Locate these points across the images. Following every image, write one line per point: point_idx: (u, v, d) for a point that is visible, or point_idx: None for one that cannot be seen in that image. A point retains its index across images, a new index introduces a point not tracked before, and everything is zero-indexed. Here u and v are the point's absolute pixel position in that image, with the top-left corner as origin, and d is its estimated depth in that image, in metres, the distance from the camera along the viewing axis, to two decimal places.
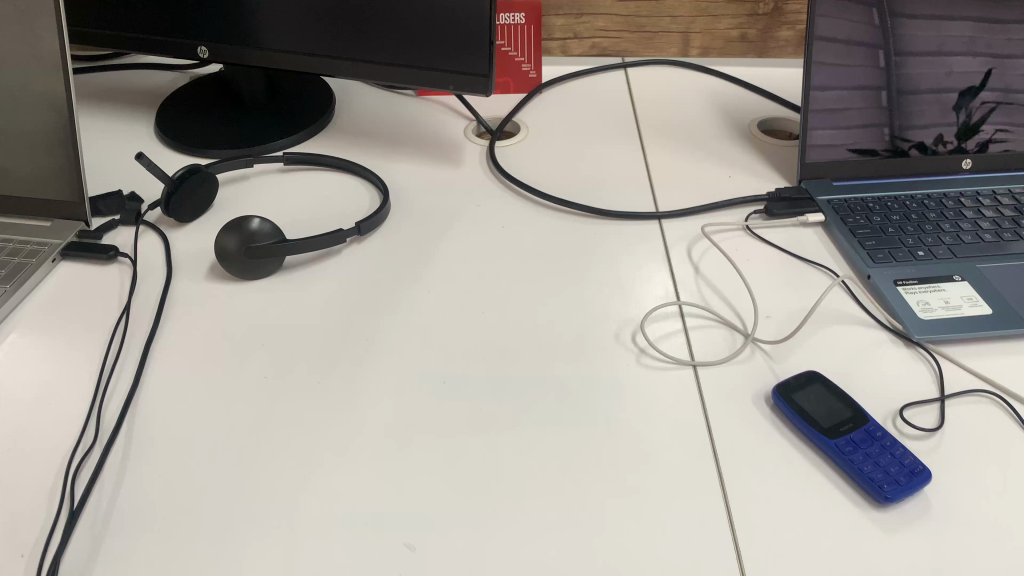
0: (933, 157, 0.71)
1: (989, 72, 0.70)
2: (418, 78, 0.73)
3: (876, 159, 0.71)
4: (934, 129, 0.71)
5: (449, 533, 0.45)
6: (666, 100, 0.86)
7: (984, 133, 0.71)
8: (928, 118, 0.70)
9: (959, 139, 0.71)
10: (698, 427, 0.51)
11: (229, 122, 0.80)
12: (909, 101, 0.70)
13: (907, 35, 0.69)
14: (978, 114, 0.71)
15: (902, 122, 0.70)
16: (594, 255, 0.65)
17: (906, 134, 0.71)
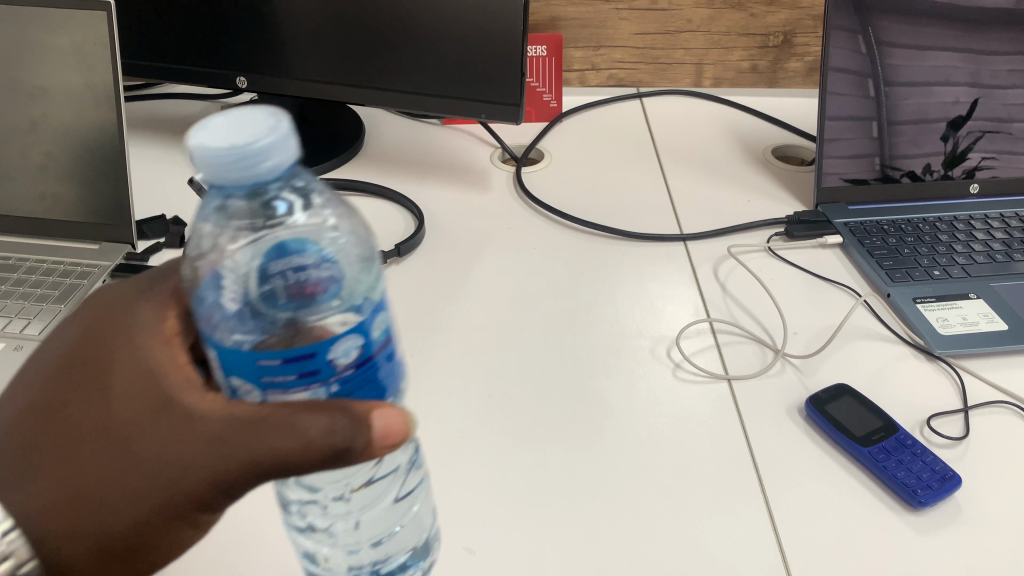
0: (944, 183, 0.74)
1: (977, 102, 0.73)
2: (451, 107, 0.76)
3: (892, 185, 0.74)
4: (923, 158, 0.74)
5: (507, 540, 0.47)
6: (682, 128, 0.89)
7: (971, 161, 0.75)
8: (917, 147, 0.74)
9: (946, 167, 0.74)
10: (736, 437, 0.54)
11: None
12: (899, 131, 0.74)
13: (896, 65, 0.73)
14: (965, 143, 0.74)
15: (892, 151, 0.74)
16: (624, 274, 0.68)
17: (896, 163, 0.74)
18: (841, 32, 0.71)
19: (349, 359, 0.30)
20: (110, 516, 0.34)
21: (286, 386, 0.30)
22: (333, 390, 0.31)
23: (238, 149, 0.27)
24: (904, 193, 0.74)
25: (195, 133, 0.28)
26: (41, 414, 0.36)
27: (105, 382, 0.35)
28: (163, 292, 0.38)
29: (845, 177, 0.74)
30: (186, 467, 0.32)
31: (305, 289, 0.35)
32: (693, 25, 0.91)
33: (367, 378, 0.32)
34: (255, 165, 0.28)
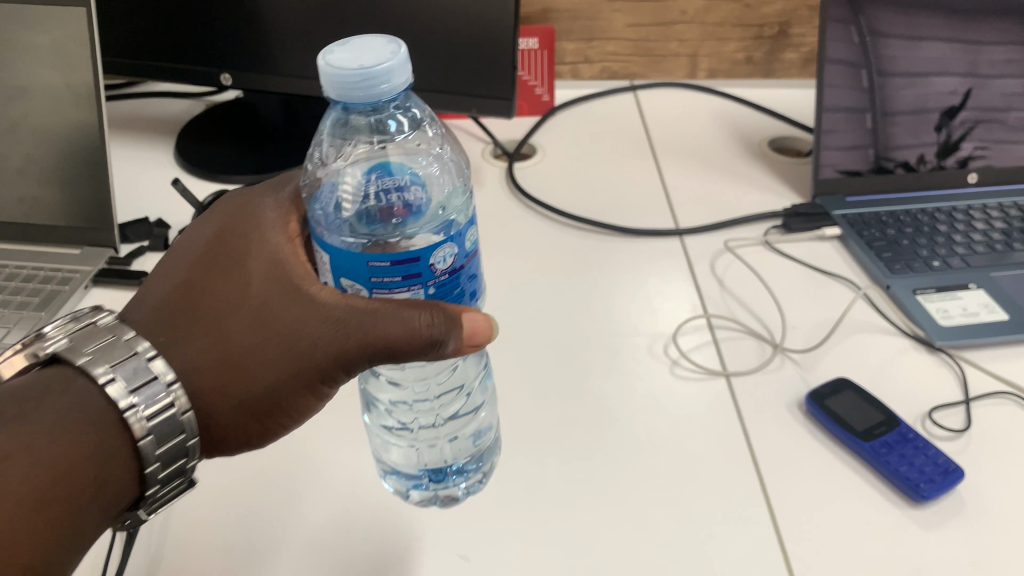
0: (941, 173, 0.73)
1: (969, 92, 0.72)
2: (440, 102, 0.74)
3: (887, 176, 0.73)
4: (918, 148, 0.73)
5: (501, 545, 0.46)
6: (676, 121, 0.88)
7: (964, 151, 0.73)
8: (911, 138, 0.73)
9: (939, 158, 0.73)
10: (735, 435, 0.53)
11: (249, 148, 0.81)
12: (893, 122, 0.72)
13: (889, 56, 0.72)
14: (959, 133, 0.73)
15: (885, 142, 0.73)
16: (619, 270, 0.66)
17: (890, 153, 0.73)
18: (836, 24, 0.71)
19: (447, 264, 0.37)
20: (250, 383, 0.40)
21: (393, 288, 0.37)
22: (430, 290, 0.38)
23: (360, 71, 0.34)
24: (899, 183, 0.73)
25: (324, 61, 0.35)
26: (181, 299, 0.41)
27: (239, 262, 0.42)
28: (279, 199, 0.46)
29: (838, 168, 0.73)
30: (318, 343, 0.39)
31: (390, 210, 0.42)
32: (687, 16, 0.89)
33: (455, 285, 0.39)
34: (373, 87, 0.34)
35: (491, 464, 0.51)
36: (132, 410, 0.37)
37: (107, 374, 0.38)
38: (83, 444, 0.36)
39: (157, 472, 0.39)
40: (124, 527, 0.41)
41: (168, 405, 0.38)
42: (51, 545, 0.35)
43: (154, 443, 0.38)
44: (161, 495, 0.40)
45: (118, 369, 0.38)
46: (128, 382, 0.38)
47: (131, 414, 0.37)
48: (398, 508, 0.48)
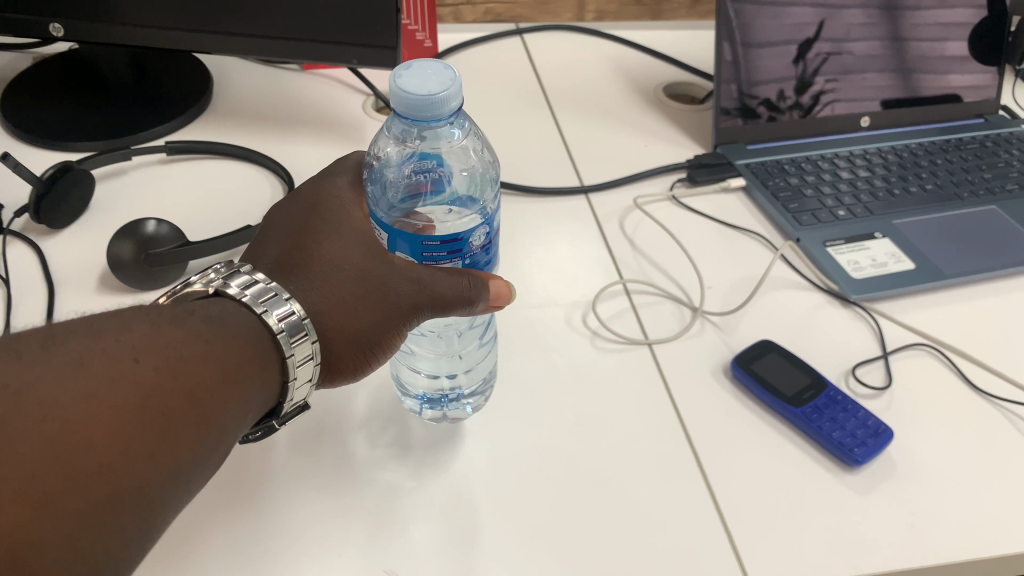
0: (815, 119, 0.73)
1: (822, 22, 0.71)
2: (316, 54, 0.66)
3: (761, 122, 0.71)
4: (777, 84, 0.71)
5: (429, 557, 0.41)
6: (568, 67, 0.83)
7: (816, 86, 0.72)
8: (771, 73, 0.71)
9: (797, 94, 0.72)
10: (665, 408, 0.50)
11: (92, 109, 0.70)
12: (754, 54, 0.70)
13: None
14: (812, 67, 0.72)
15: (748, 77, 0.70)
16: (528, 234, 0.62)
17: (752, 90, 0.71)
18: None
19: (481, 240, 0.40)
20: (355, 332, 0.39)
21: (438, 261, 0.39)
22: (466, 262, 0.40)
23: (425, 96, 0.34)
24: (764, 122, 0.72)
25: (399, 74, 0.36)
26: (284, 254, 0.40)
27: (336, 219, 0.41)
28: (343, 170, 0.45)
29: (724, 110, 0.71)
30: (417, 295, 0.39)
31: (426, 188, 0.46)
32: None
33: (486, 259, 0.42)
34: (436, 108, 0.35)
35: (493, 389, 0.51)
36: (281, 333, 0.36)
37: (264, 301, 0.36)
38: (252, 343, 0.35)
39: (293, 389, 0.38)
40: (248, 440, 0.40)
41: (304, 333, 0.37)
42: (234, 420, 0.33)
43: (297, 365, 0.37)
44: (290, 411, 0.39)
45: (270, 292, 0.37)
46: (278, 310, 0.36)
47: (283, 335, 0.36)
48: (310, 526, 0.42)
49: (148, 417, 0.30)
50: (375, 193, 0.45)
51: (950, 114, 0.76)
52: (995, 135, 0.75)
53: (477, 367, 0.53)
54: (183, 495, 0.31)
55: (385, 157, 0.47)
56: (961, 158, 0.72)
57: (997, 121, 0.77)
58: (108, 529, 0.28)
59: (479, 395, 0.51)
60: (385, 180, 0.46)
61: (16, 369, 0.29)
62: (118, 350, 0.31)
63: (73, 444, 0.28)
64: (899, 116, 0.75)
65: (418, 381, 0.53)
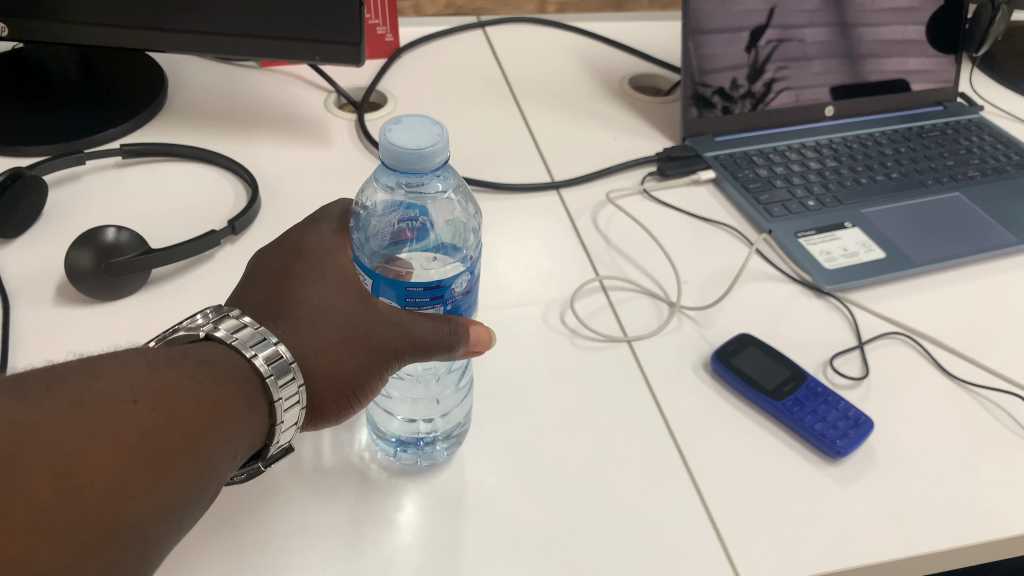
0: (768, 109, 0.72)
1: (773, 10, 0.70)
2: (278, 50, 0.64)
3: (714, 112, 0.71)
4: (730, 72, 0.70)
5: (418, 566, 0.40)
6: (532, 60, 0.82)
7: (768, 73, 0.72)
8: (724, 61, 0.70)
9: (749, 82, 0.71)
10: (648, 405, 0.50)
11: (40, 110, 0.67)
12: (705, 42, 0.69)
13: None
14: (764, 54, 0.71)
15: (701, 66, 0.69)
16: (501, 232, 0.61)
17: (705, 78, 0.70)
18: None
19: (464, 286, 0.37)
20: (336, 378, 0.38)
21: (421, 307, 0.36)
22: (447, 308, 0.37)
23: (408, 153, 0.34)
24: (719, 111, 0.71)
25: (388, 127, 0.35)
26: (268, 297, 0.39)
27: (322, 261, 0.40)
28: (329, 217, 0.44)
29: (691, 102, 0.70)
30: (397, 340, 0.38)
31: (410, 235, 0.43)
32: None
33: (467, 305, 0.39)
34: (421, 163, 0.34)
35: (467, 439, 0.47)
36: (270, 377, 0.35)
37: (253, 345, 0.35)
38: (243, 384, 0.34)
39: (281, 433, 0.36)
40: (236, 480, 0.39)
41: (292, 375, 0.36)
42: (227, 460, 0.33)
43: (285, 408, 0.36)
44: (276, 453, 0.38)
45: (259, 336, 0.36)
46: (267, 352, 0.35)
47: (271, 378, 0.35)
48: (291, 541, 0.41)
49: (147, 453, 0.29)
50: (358, 241, 0.42)
51: (910, 101, 0.77)
52: (954, 123, 0.77)
53: (455, 411, 0.48)
54: (178, 533, 0.30)
55: (373, 204, 0.44)
56: (923, 146, 0.73)
57: (955, 109, 0.79)
58: (105, 567, 0.27)
59: (456, 445, 0.47)
60: (370, 227, 0.43)
61: (16, 404, 0.28)
62: (116, 390, 0.30)
63: (71, 483, 0.27)
64: (861, 104, 0.76)
65: (391, 424, 0.48)
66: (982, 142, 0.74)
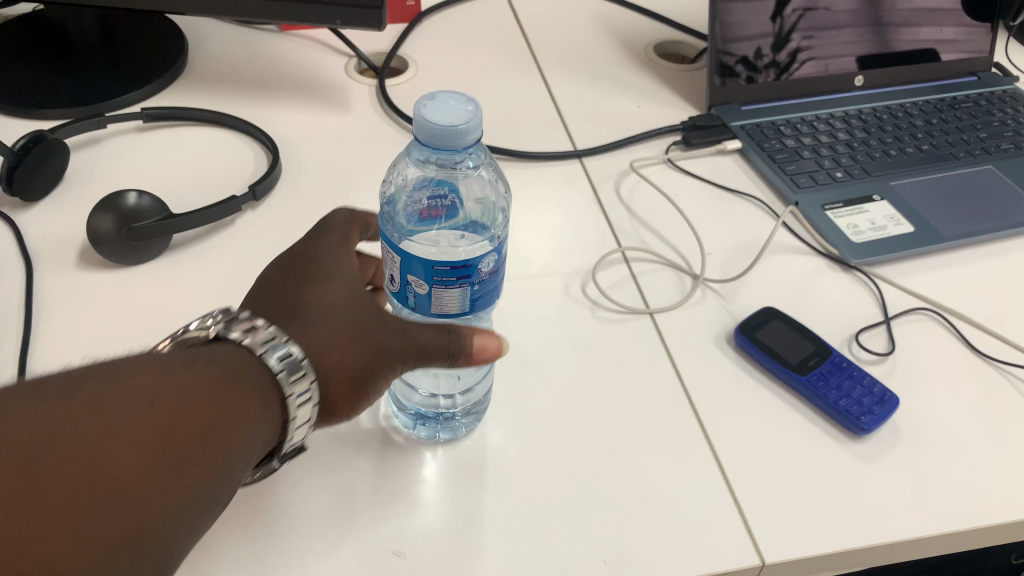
0: (792, 79, 0.70)
1: None
2: (298, 14, 0.64)
3: (739, 81, 0.69)
4: (754, 41, 0.68)
5: (439, 533, 0.41)
6: (556, 25, 0.81)
7: (794, 42, 0.70)
8: (748, 29, 0.68)
9: (774, 51, 0.69)
10: (669, 378, 0.49)
11: (60, 73, 0.66)
12: (729, 10, 0.67)
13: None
14: (790, 23, 0.69)
15: (725, 34, 0.67)
16: (523, 201, 0.60)
17: (728, 47, 0.68)
18: None
19: (492, 267, 0.36)
20: (344, 381, 0.37)
21: (447, 287, 0.35)
22: (474, 290, 0.36)
23: (433, 125, 0.32)
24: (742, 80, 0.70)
25: (424, 101, 0.33)
26: (277, 301, 0.38)
27: (329, 267, 0.40)
28: (334, 230, 0.43)
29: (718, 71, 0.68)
30: (402, 344, 0.37)
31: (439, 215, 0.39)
32: None
33: (495, 287, 0.38)
34: (452, 139, 0.32)
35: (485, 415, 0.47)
36: (279, 374, 0.34)
37: (265, 342, 0.34)
38: (255, 383, 0.34)
39: (294, 430, 0.36)
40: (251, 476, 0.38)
41: (303, 372, 0.35)
42: (241, 460, 0.32)
43: (298, 405, 0.35)
44: (289, 451, 0.37)
45: (270, 333, 0.35)
46: (278, 348, 0.34)
47: (282, 375, 0.34)
48: (313, 507, 0.41)
49: (166, 447, 0.30)
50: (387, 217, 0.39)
51: (943, 71, 0.75)
52: (988, 93, 0.75)
53: (475, 388, 0.48)
54: (195, 532, 0.31)
55: (403, 182, 0.41)
56: (956, 117, 0.71)
57: (990, 79, 0.77)
58: (123, 564, 0.28)
59: (476, 421, 0.46)
60: (399, 203, 0.40)
61: (36, 408, 0.29)
62: (130, 394, 0.30)
63: (88, 486, 0.28)
64: (893, 74, 0.74)
65: (412, 397, 0.48)
66: (1016, 115, 0.72)
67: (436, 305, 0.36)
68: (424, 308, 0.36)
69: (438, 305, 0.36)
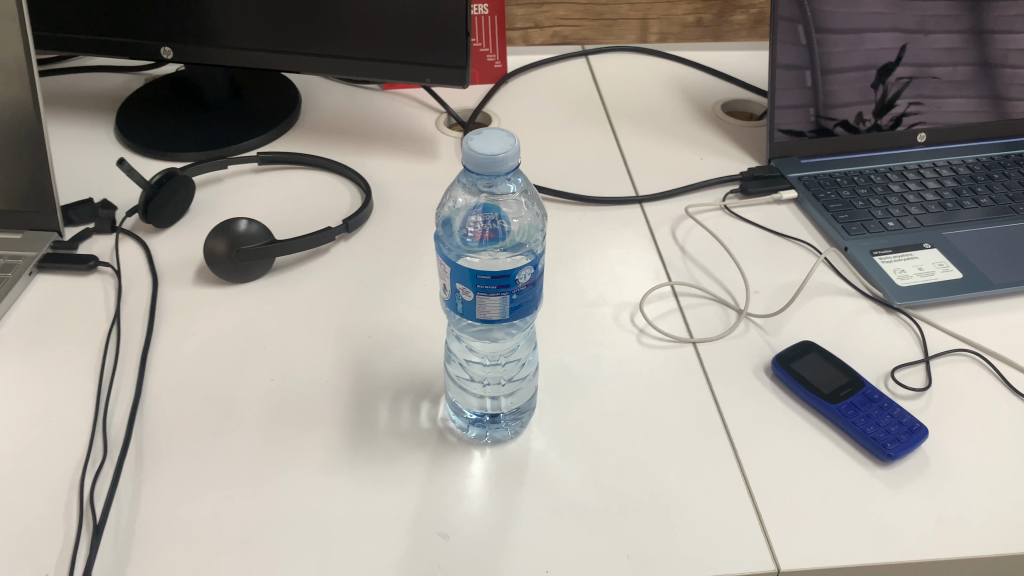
0: (882, 134, 0.74)
1: (903, 48, 0.73)
2: (394, 73, 0.72)
3: (831, 138, 0.74)
4: (855, 107, 0.74)
5: (480, 521, 0.46)
6: (630, 86, 0.87)
7: (899, 108, 0.74)
8: (849, 96, 0.73)
9: (876, 117, 0.74)
10: (705, 401, 0.53)
11: (194, 123, 0.77)
12: (832, 80, 0.73)
13: (826, 11, 0.71)
14: (894, 90, 0.74)
15: (825, 101, 0.73)
16: (583, 240, 0.66)
17: (829, 112, 0.73)
18: None
19: (528, 279, 0.42)
20: None
21: (489, 294, 0.41)
22: (513, 298, 0.42)
23: (480, 157, 0.38)
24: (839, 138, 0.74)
25: (470, 137, 0.39)
26: None
27: None
28: None
29: (784, 128, 0.73)
30: None
31: (487, 236, 0.46)
32: None
33: (533, 297, 0.43)
34: (494, 166, 0.38)
35: (528, 422, 0.51)
36: None
37: None
38: None
39: None
40: None
41: None
42: None
43: None
44: None
45: None
46: None
47: None
48: (371, 493, 0.47)
49: None
50: (443, 235, 0.45)
51: (1013, 129, 0.77)
52: None
53: (519, 393, 0.52)
54: None
55: (455, 207, 0.47)
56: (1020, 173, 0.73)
57: None
58: None
59: (520, 427, 0.51)
60: (452, 227, 0.46)
61: None
62: None
63: None
64: (958, 132, 0.76)
65: (466, 400, 0.52)
66: None
67: (480, 311, 0.42)
68: (471, 313, 0.42)
69: (482, 311, 0.42)
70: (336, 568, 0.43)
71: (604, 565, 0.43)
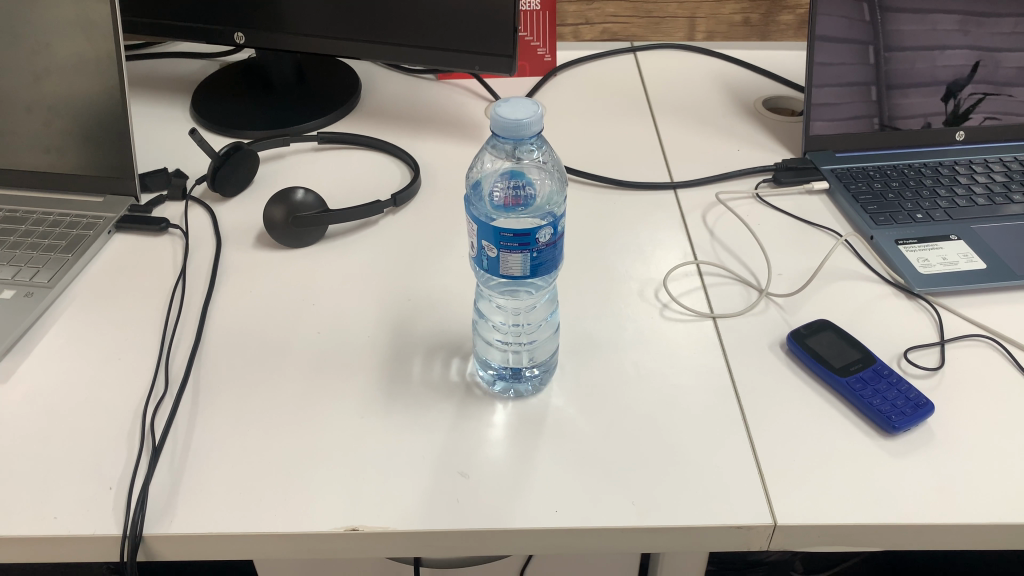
0: (921, 132, 0.76)
1: (978, 64, 0.75)
2: (445, 60, 0.77)
3: (872, 134, 0.75)
4: (921, 119, 0.76)
5: (498, 464, 0.49)
6: (674, 80, 0.90)
7: (973, 122, 0.76)
8: (917, 110, 0.76)
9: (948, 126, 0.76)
10: (720, 370, 0.56)
11: (262, 104, 0.83)
12: (899, 94, 0.75)
13: (893, 29, 0.75)
14: (967, 104, 0.76)
15: (891, 113, 0.75)
16: (616, 221, 0.69)
17: (894, 123, 0.76)
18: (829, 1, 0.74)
19: (548, 239, 0.45)
20: None
21: (511, 251, 0.45)
22: (534, 256, 0.46)
23: (507, 123, 0.42)
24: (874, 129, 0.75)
25: (498, 104, 0.43)
26: None
27: None
28: None
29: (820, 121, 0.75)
30: None
31: (513, 200, 0.50)
32: None
33: (553, 257, 0.47)
34: (520, 131, 0.42)
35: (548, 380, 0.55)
36: None
37: None
38: None
39: None
40: None
41: None
42: None
43: None
44: None
45: None
46: None
47: None
48: (400, 435, 0.51)
49: None
50: (474, 198, 0.49)
51: None
52: None
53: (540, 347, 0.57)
54: None
55: (485, 172, 0.52)
56: None
57: None
58: None
59: (542, 385, 0.55)
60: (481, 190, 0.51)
61: None
62: None
63: None
64: (997, 131, 0.76)
65: (487, 352, 0.56)
66: None
67: (503, 267, 0.46)
68: (495, 268, 0.46)
69: (505, 267, 0.46)
70: (363, 498, 0.47)
71: (609, 509, 0.47)
